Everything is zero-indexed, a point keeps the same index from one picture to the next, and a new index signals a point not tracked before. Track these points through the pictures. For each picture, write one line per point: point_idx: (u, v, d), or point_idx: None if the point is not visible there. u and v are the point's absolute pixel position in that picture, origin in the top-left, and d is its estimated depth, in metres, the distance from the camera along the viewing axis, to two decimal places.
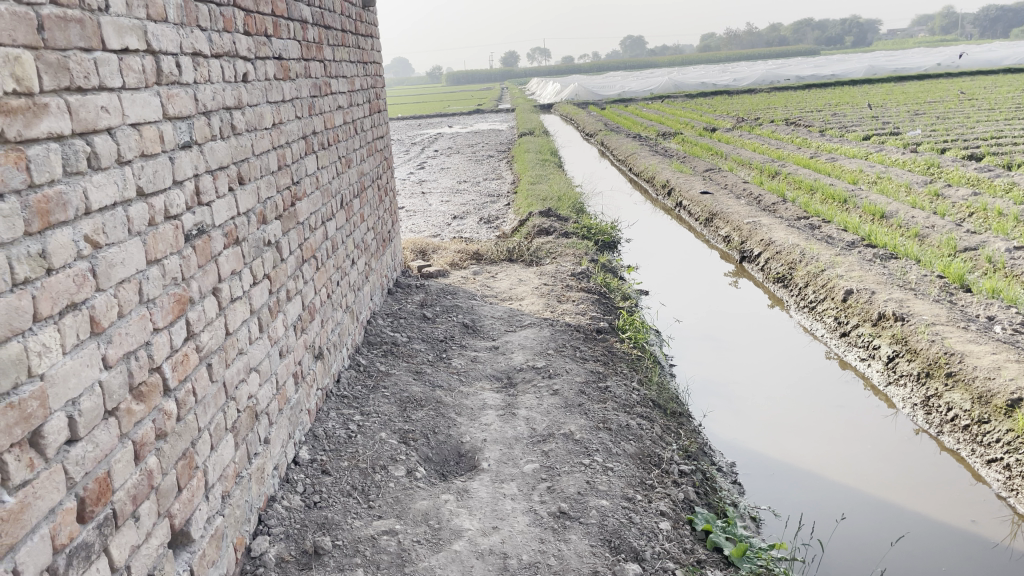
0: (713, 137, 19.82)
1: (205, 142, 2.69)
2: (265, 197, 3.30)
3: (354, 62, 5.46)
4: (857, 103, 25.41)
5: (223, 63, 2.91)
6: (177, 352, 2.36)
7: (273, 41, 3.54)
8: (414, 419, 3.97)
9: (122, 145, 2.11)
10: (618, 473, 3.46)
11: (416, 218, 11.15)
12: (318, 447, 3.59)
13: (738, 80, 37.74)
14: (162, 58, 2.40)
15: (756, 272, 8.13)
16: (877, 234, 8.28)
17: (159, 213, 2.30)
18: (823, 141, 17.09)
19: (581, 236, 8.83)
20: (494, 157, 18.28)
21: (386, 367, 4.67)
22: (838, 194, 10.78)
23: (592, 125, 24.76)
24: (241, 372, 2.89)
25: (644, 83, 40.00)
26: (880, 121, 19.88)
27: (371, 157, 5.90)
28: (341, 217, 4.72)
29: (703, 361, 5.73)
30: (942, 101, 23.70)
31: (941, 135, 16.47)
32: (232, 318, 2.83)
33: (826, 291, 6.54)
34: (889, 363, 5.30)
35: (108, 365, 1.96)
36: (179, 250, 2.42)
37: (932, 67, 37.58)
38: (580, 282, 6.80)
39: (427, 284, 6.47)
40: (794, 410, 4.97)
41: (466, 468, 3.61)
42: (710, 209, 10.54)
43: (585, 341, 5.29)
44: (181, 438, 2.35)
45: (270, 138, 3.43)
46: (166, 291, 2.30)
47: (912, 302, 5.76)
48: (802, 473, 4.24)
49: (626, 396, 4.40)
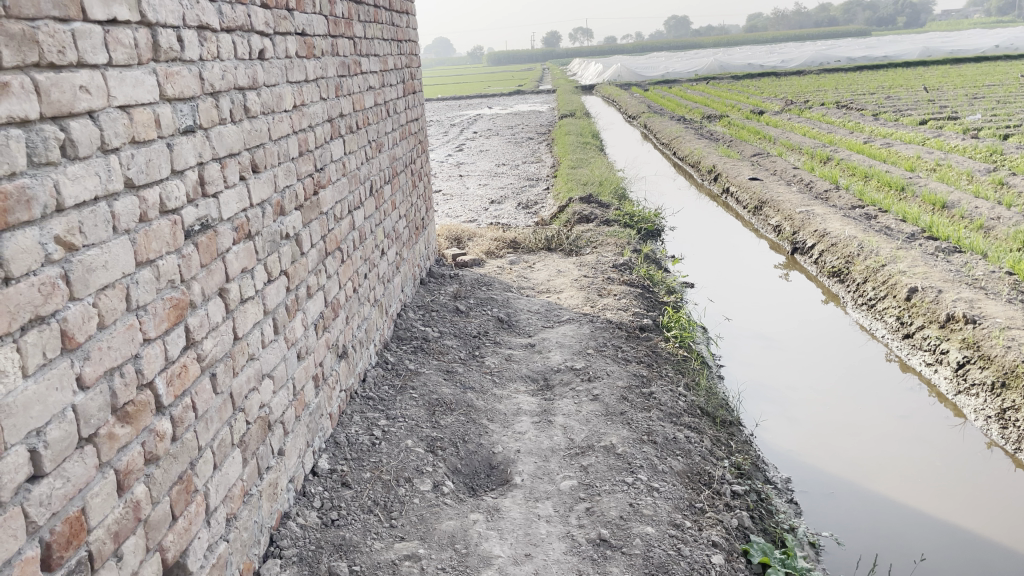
0: (761, 120, 19.21)
1: (212, 126, 2.41)
2: (283, 186, 3.02)
3: (388, 39, 5.18)
4: (913, 86, 24.45)
5: (235, 38, 2.63)
6: (173, 364, 2.10)
7: (295, 15, 3.26)
8: (443, 425, 3.69)
9: (107, 131, 1.84)
10: (664, 494, 3.14)
11: (453, 202, 10.87)
12: (339, 456, 3.34)
13: (785, 62, 36.79)
14: (161, 30, 2.12)
15: (808, 265, 7.71)
16: (940, 226, 7.80)
17: (153, 207, 2.03)
18: (877, 126, 16.40)
19: (623, 224, 8.48)
20: (534, 140, 17.92)
21: (415, 365, 4.39)
22: (895, 181, 10.24)
23: (634, 107, 24.21)
24: (252, 380, 2.63)
25: (687, 64, 39.18)
26: (936, 105, 19.09)
27: (405, 140, 5.62)
28: (370, 205, 4.44)
29: (754, 363, 5.38)
30: (1002, 85, 22.61)
31: (1002, 121, 15.66)
32: (242, 322, 2.57)
33: (888, 288, 6.11)
34: (959, 370, 4.88)
35: (85, 386, 1.71)
36: (178, 249, 2.16)
37: (991, 48, 36.09)
38: (622, 273, 6.46)
39: (461, 274, 6.19)
40: (851, 417, 4.63)
41: (498, 483, 3.32)
42: (759, 196, 10.10)
43: (628, 340, 4.96)
44: (177, 461, 2.10)
45: (290, 122, 3.15)
46: (160, 296, 2.04)
47: (984, 303, 5.32)
48: (863, 493, 3.88)
49: (673, 404, 4.07)
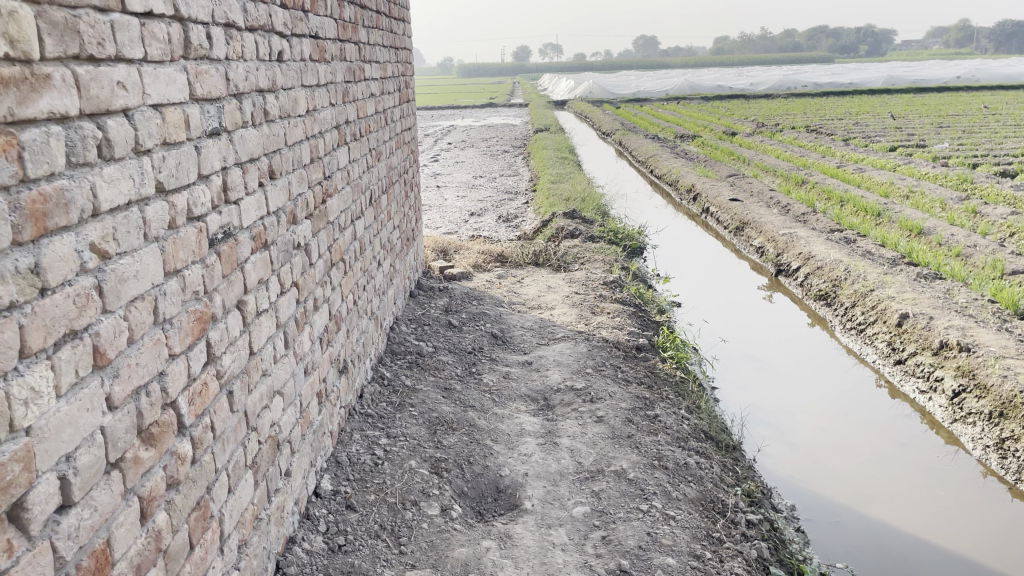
0: (735, 141, 19.38)
1: (235, 129, 2.29)
2: (296, 193, 2.89)
3: (388, 46, 5.07)
4: (879, 113, 24.95)
5: (257, 38, 2.51)
6: (196, 382, 1.96)
7: (310, 17, 3.14)
8: (447, 445, 3.57)
9: (141, 131, 1.71)
10: (681, 523, 3.08)
11: (432, 213, 10.76)
12: (341, 476, 3.20)
13: (755, 85, 37.29)
14: (191, 26, 1.99)
15: (793, 287, 7.73)
16: (920, 252, 7.87)
17: (181, 213, 1.90)
18: (849, 151, 16.62)
19: (608, 240, 8.45)
20: (510, 153, 17.90)
21: (412, 382, 4.26)
22: (871, 207, 10.34)
23: (609, 124, 24.30)
24: (264, 398, 2.49)
25: (659, 83, 39.53)
26: (905, 133, 19.43)
27: (400, 150, 5.50)
28: (370, 214, 4.32)
29: (748, 385, 5.34)
30: (965, 115, 23.16)
31: (969, 150, 15.96)
32: (257, 335, 2.44)
33: (877, 313, 6.14)
34: (955, 398, 4.89)
35: (113, 407, 1.57)
36: (202, 258, 2.03)
37: (953, 78, 36.99)
38: (613, 291, 6.41)
39: (451, 288, 6.07)
40: (848, 442, 4.61)
41: (507, 508, 3.21)
42: (740, 217, 10.15)
43: (626, 360, 4.90)
44: (196, 485, 1.96)
45: (304, 127, 3.03)
46: (185, 308, 1.91)
47: (976, 331, 5.35)
48: (868, 520, 3.84)
49: (678, 427, 4.01)
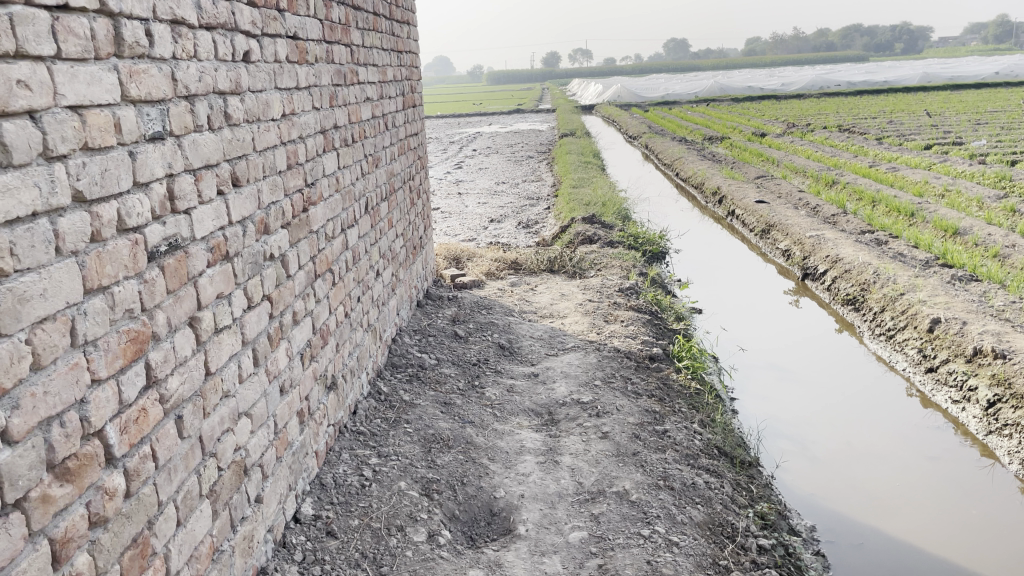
0: (764, 142, 18.99)
1: (185, 134, 2.12)
2: (268, 202, 2.73)
3: (387, 49, 4.90)
4: (914, 111, 24.37)
5: (216, 36, 2.35)
6: (129, 408, 1.80)
7: (287, 17, 2.98)
8: (440, 465, 3.38)
9: (51, 135, 1.55)
10: (685, 550, 2.86)
11: (451, 220, 10.60)
12: (325, 499, 3.02)
13: (786, 85, 36.67)
14: (126, 22, 1.83)
15: (820, 291, 7.43)
16: (954, 253, 7.53)
17: (109, 225, 1.74)
18: (882, 150, 16.15)
19: (627, 245, 8.22)
20: (534, 158, 17.73)
21: (410, 397, 4.08)
22: (904, 207, 9.98)
23: (636, 128, 23.97)
24: (226, 421, 2.33)
25: (688, 85, 39.06)
26: (940, 130, 18.88)
27: (404, 156, 5.34)
28: (365, 223, 4.15)
29: (769, 396, 5.08)
30: (1003, 111, 22.47)
31: (1007, 147, 15.44)
32: (216, 354, 2.27)
33: (907, 318, 5.84)
34: (990, 409, 4.59)
35: (11, 441, 1.41)
36: (140, 274, 1.86)
37: (991, 74, 36.05)
38: (629, 298, 6.18)
39: (460, 296, 5.89)
40: (875, 457, 4.34)
41: (500, 533, 3.00)
42: (766, 220, 9.85)
43: (637, 371, 4.67)
44: (131, 520, 1.80)
45: (278, 132, 2.87)
46: (115, 328, 1.75)
47: (1013, 337, 5.04)
48: (894, 542, 3.57)
49: (688, 443, 3.78)
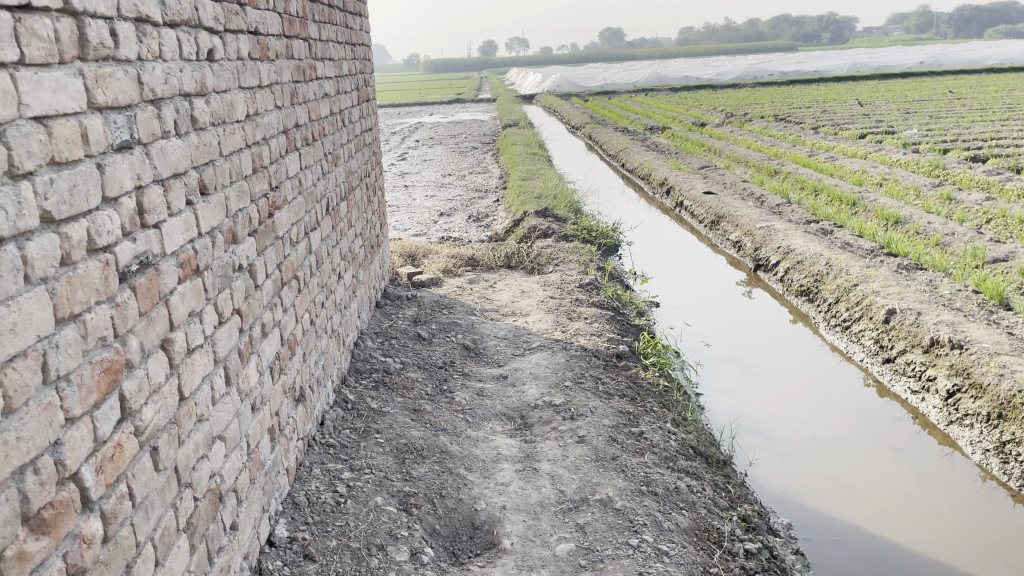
0: (705, 132, 19.19)
1: (152, 141, 1.96)
2: (234, 210, 2.57)
3: (342, 42, 4.73)
4: (846, 100, 24.91)
5: (180, 34, 2.18)
6: (105, 445, 1.65)
7: (248, 11, 2.81)
8: (416, 476, 3.26)
9: (17, 150, 1.39)
10: (675, 558, 2.82)
11: (400, 215, 10.41)
12: (299, 519, 2.88)
13: (722, 75, 37.17)
14: (91, 22, 1.66)
15: (772, 282, 7.52)
16: (899, 242, 7.68)
17: (78, 245, 1.58)
18: (819, 139, 16.45)
19: (582, 239, 8.18)
20: (479, 149, 17.58)
21: (377, 404, 3.94)
22: (846, 196, 10.16)
23: (578, 118, 23.97)
24: (201, 448, 2.18)
25: (626, 75, 39.25)
26: (872, 119, 19.34)
27: (360, 152, 5.17)
28: (327, 224, 3.99)
29: (733, 391, 5.09)
30: (931, 100, 23.14)
31: (938, 135, 15.89)
32: (189, 377, 2.12)
33: (862, 309, 5.93)
34: (949, 399, 4.68)
35: None
36: (111, 297, 1.71)
37: (917, 64, 37.13)
38: (589, 294, 6.14)
39: (419, 295, 5.75)
40: (842, 449, 4.38)
41: (483, 547, 2.91)
42: (715, 211, 9.93)
43: (606, 370, 4.62)
44: (109, 566, 1.65)
45: (242, 134, 2.70)
46: (88, 359, 1.59)
47: (967, 326, 5.14)
48: (868, 537, 3.59)
49: (664, 445, 3.75)
